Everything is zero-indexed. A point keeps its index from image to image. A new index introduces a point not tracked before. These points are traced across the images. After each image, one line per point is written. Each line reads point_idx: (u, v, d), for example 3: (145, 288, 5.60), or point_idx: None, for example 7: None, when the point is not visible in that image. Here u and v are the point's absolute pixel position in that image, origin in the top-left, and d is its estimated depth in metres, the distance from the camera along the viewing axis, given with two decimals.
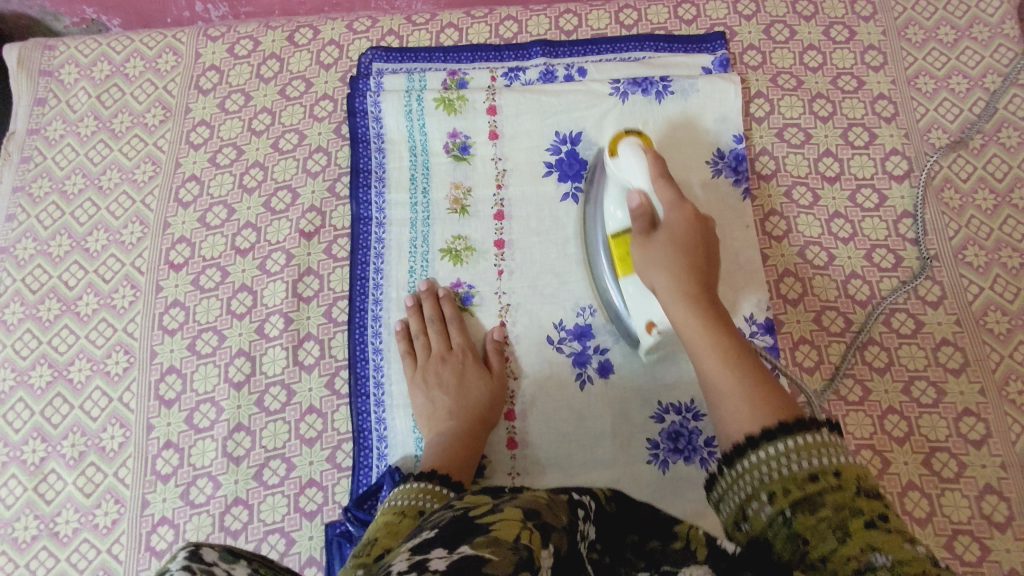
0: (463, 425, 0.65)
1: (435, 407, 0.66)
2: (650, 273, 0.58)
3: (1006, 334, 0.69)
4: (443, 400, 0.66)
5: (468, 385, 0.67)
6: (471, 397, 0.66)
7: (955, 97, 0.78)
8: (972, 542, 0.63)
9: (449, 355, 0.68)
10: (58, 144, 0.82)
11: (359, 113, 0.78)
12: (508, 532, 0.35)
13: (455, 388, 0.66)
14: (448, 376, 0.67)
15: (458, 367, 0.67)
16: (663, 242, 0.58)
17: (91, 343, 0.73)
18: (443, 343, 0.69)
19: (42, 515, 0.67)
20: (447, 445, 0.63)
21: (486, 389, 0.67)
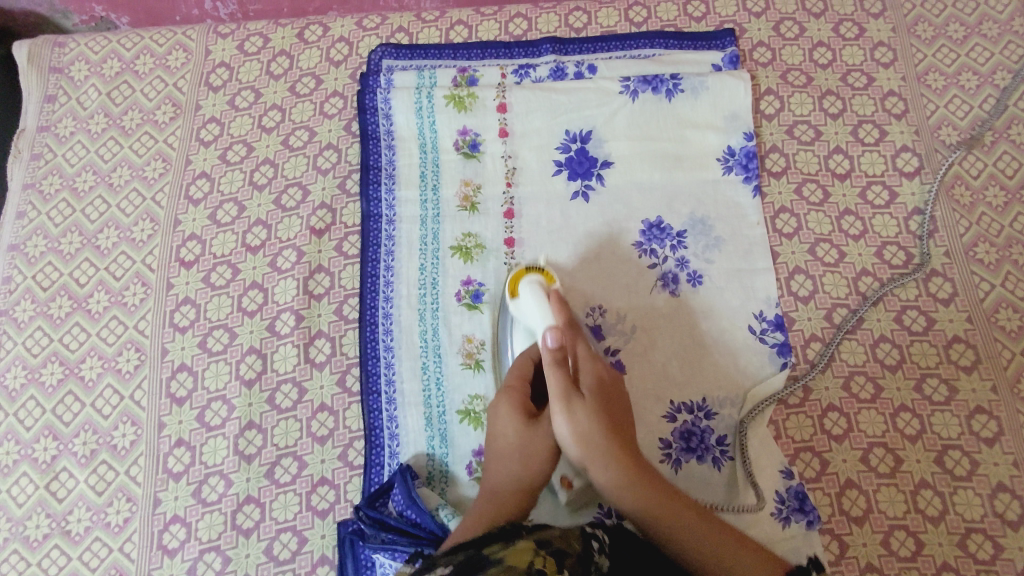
0: (525, 475, 0.56)
1: (498, 446, 0.57)
2: (580, 450, 0.52)
3: (1018, 331, 0.68)
4: (502, 438, 0.57)
5: (532, 430, 0.57)
6: (535, 446, 0.56)
7: (965, 94, 0.78)
8: (985, 540, 0.63)
9: (511, 395, 0.58)
10: (68, 141, 0.82)
11: (370, 109, 0.78)
12: (523, 558, 0.41)
13: (517, 430, 0.57)
14: (509, 416, 0.57)
15: (520, 407, 0.58)
16: (586, 408, 0.53)
17: (102, 341, 0.73)
18: (515, 372, 0.60)
19: (55, 513, 0.67)
20: (501, 497, 0.55)
21: (552, 436, 0.56)
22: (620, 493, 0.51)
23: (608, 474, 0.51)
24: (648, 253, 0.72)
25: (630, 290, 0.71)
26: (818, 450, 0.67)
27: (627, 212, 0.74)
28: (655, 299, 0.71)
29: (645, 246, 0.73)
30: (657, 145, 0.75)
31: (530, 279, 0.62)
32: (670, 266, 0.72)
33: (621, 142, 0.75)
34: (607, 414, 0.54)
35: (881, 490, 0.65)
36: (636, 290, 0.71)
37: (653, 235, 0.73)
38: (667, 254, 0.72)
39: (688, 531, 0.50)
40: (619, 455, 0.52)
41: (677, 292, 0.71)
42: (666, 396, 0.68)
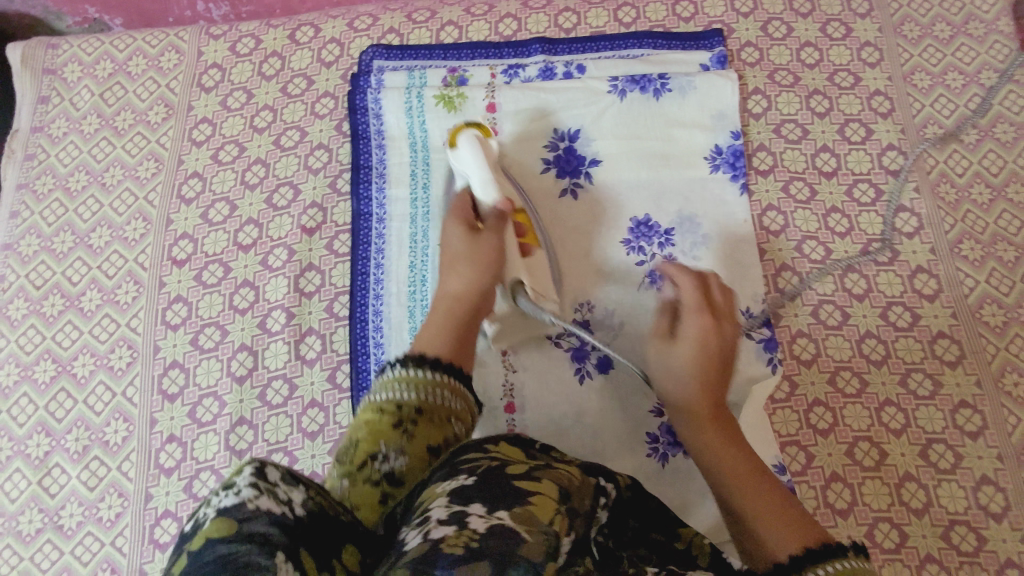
0: (472, 276, 0.61)
1: (447, 260, 0.63)
2: (669, 385, 0.58)
3: (1002, 327, 0.69)
4: (450, 253, 0.63)
5: (474, 239, 0.62)
6: (480, 248, 0.61)
7: (950, 93, 0.79)
8: (970, 533, 0.63)
9: (456, 213, 0.65)
10: (61, 141, 0.83)
11: (360, 109, 0.78)
12: (545, 510, 0.36)
13: (461, 239, 0.62)
14: (455, 229, 0.63)
15: (464, 223, 0.64)
16: (685, 345, 0.58)
17: (94, 338, 0.73)
18: (457, 203, 0.65)
19: (46, 508, 0.68)
20: (454, 298, 0.61)
21: (495, 241, 0.62)
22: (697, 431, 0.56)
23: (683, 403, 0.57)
24: (636, 250, 0.73)
25: (618, 286, 0.72)
26: (804, 444, 0.67)
27: (615, 209, 0.74)
28: (643, 295, 0.71)
29: (633, 243, 0.73)
30: (645, 144, 0.76)
31: (467, 132, 0.67)
32: (657, 263, 0.73)
33: (610, 141, 0.76)
34: (703, 355, 0.57)
35: (866, 483, 0.66)
36: (624, 287, 0.72)
37: (641, 232, 0.73)
38: (655, 250, 0.73)
39: (749, 497, 0.50)
40: (706, 400, 0.56)
41: None
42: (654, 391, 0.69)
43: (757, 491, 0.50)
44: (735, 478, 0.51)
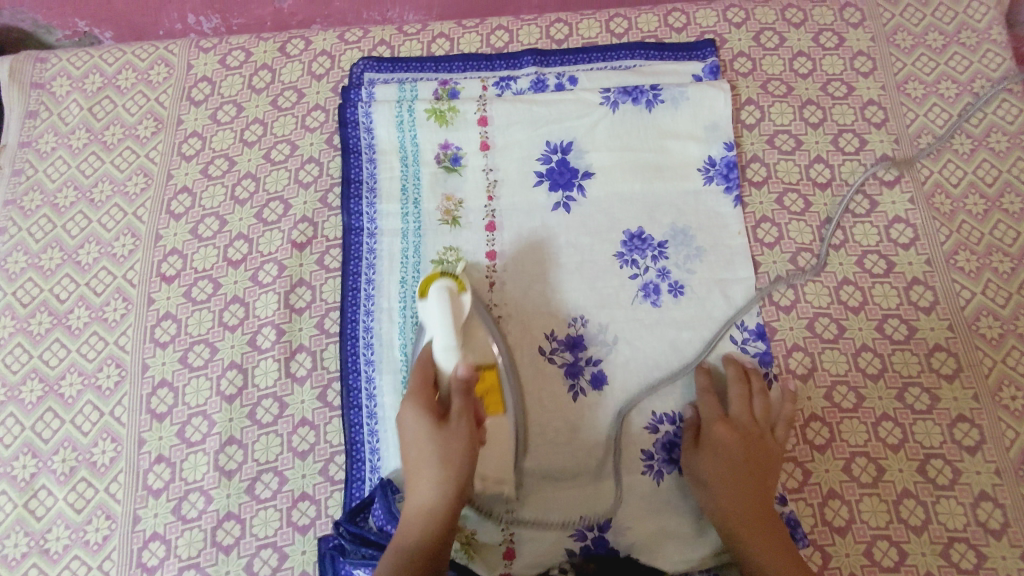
0: (442, 481, 0.58)
1: (415, 464, 0.59)
2: (697, 475, 0.63)
3: (998, 339, 0.69)
4: (417, 448, 0.59)
5: (444, 438, 0.59)
6: (451, 451, 0.58)
7: (944, 102, 0.78)
8: (968, 550, 0.62)
9: (415, 391, 0.60)
10: (49, 157, 0.82)
11: (351, 123, 0.78)
12: None
13: (428, 434, 0.59)
14: (420, 422, 0.59)
15: (428, 413, 0.59)
16: (702, 446, 0.64)
17: (82, 357, 0.73)
18: (417, 378, 0.61)
19: (33, 531, 0.67)
20: (424, 515, 0.57)
21: (466, 428, 0.59)
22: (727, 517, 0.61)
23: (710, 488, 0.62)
24: (629, 263, 0.72)
25: (612, 300, 0.71)
26: (801, 460, 0.67)
27: (608, 222, 0.74)
28: (636, 309, 0.71)
29: (627, 256, 0.72)
30: (638, 156, 0.75)
31: (439, 286, 0.63)
32: (651, 276, 0.72)
33: (603, 153, 0.75)
34: (733, 434, 0.64)
35: (863, 500, 0.65)
36: (618, 301, 0.71)
37: (635, 245, 0.73)
38: (648, 264, 0.72)
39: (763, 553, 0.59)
40: (734, 491, 0.62)
41: (659, 302, 0.71)
42: (648, 407, 0.68)
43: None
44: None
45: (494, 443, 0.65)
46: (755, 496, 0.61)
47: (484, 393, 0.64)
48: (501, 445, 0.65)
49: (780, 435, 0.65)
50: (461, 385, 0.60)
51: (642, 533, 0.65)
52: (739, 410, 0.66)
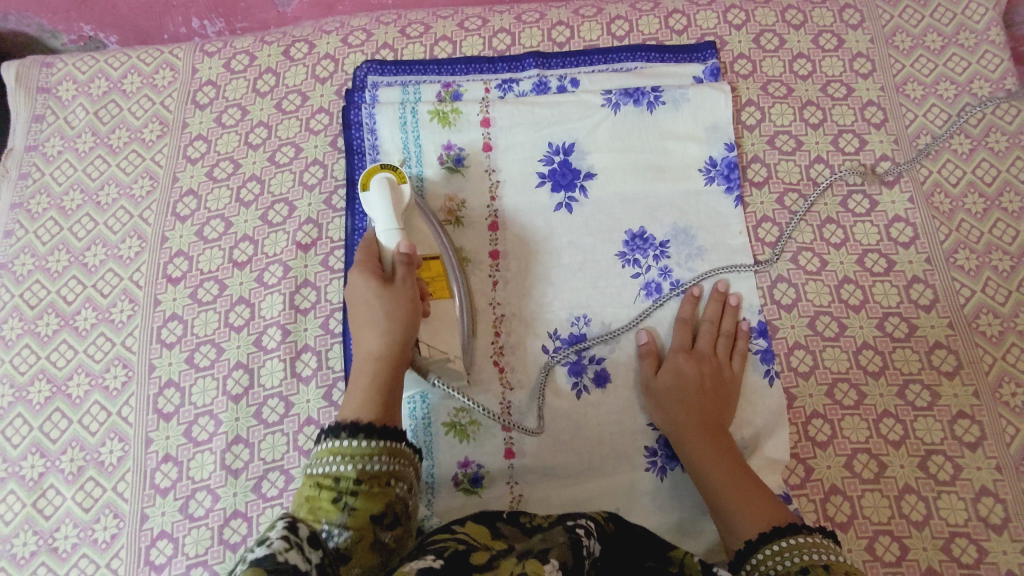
0: (386, 328, 0.58)
1: (360, 319, 0.59)
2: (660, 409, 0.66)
3: (998, 337, 0.69)
4: (365, 313, 0.59)
5: (389, 292, 0.59)
6: (398, 307, 0.59)
7: (943, 103, 0.79)
8: (969, 544, 0.63)
9: (360, 263, 0.62)
10: (56, 160, 0.83)
11: (355, 125, 0.78)
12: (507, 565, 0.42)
13: (374, 289, 0.59)
14: (367, 283, 0.60)
15: (374, 275, 0.61)
16: (669, 381, 0.67)
17: (89, 358, 0.73)
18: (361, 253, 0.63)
19: (41, 530, 0.67)
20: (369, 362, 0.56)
21: (408, 289, 0.60)
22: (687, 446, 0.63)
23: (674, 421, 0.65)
24: (631, 263, 0.73)
25: (614, 299, 0.72)
26: (803, 457, 0.67)
27: (610, 222, 0.74)
28: (639, 308, 0.72)
29: (629, 256, 0.73)
30: (640, 157, 0.76)
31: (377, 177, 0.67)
32: (653, 275, 0.73)
33: (605, 154, 0.76)
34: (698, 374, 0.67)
35: (865, 496, 0.65)
36: (620, 300, 0.72)
37: (637, 245, 0.73)
38: (650, 263, 0.73)
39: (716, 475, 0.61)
40: (695, 421, 0.64)
41: (661, 302, 0.72)
42: None
43: (736, 484, 0.60)
44: (722, 481, 0.60)
45: (441, 321, 0.65)
46: (704, 411, 0.65)
47: (429, 279, 0.66)
48: (447, 328, 0.66)
49: (738, 367, 0.69)
50: (404, 257, 0.62)
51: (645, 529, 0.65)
52: (704, 343, 0.69)
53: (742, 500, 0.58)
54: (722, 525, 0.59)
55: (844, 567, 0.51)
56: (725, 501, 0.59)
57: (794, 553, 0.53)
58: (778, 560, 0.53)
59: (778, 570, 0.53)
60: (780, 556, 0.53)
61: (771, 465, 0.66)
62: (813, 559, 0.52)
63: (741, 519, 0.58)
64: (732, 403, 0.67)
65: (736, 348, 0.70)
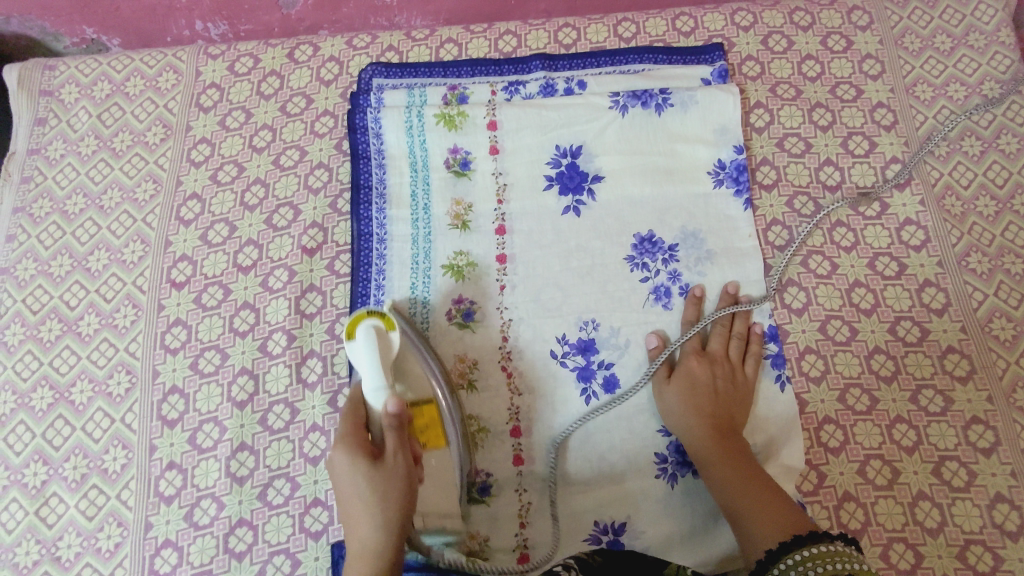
0: (381, 513, 0.52)
1: (349, 505, 0.53)
2: (672, 416, 0.65)
3: (1012, 341, 0.68)
4: (352, 493, 0.53)
5: (381, 474, 0.53)
6: (392, 489, 0.53)
7: (953, 104, 0.78)
8: (985, 552, 0.62)
9: (348, 436, 0.55)
10: (58, 164, 0.82)
11: (360, 129, 0.77)
12: None
13: (362, 469, 0.53)
14: (352, 459, 0.53)
15: (361, 451, 0.54)
16: (681, 385, 0.66)
17: (92, 363, 0.72)
18: (347, 425, 0.56)
19: (44, 539, 0.66)
20: (367, 554, 0.51)
21: (403, 466, 0.54)
22: (701, 453, 0.63)
23: (687, 426, 0.64)
24: (640, 266, 0.72)
25: (623, 303, 0.71)
26: (815, 463, 0.66)
27: (619, 226, 0.74)
28: (648, 313, 0.71)
29: (638, 260, 0.72)
30: (648, 159, 0.75)
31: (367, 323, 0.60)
32: (662, 279, 0.72)
33: (612, 156, 0.75)
34: (709, 379, 0.66)
35: (878, 503, 0.65)
36: (629, 305, 0.71)
37: (645, 249, 0.73)
38: (659, 267, 0.72)
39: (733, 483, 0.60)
40: (708, 427, 0.64)
41: (670, 306, 0.71)
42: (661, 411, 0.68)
43: (747, 489, 0.59)
44: (734, 485, 0.60)
45: (437, 477, 0.61)
46: (716, 414, 0.64)
47: (422, 430, 0.61)
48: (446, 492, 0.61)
49: (752, 370, 0.68)
50: (393, 422, 0.56)
51: (656, 537, 0.64)
52: (716, 346, 0.69)
53: (756, 506, 0.58)
54: (737, 531, 0.59)
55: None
56: (743, 509, 0.58)
57: (815, 564, 0.51)
58: (802, 572, 0.51)
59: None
60: (802, 568, 0.51)
61: (788, 472, 0.65)
62: (837, 568, 0.50)
63: (754, 525, 0.57)
64: (745, 407, 0.66)
65: (748, 351, 0.69)
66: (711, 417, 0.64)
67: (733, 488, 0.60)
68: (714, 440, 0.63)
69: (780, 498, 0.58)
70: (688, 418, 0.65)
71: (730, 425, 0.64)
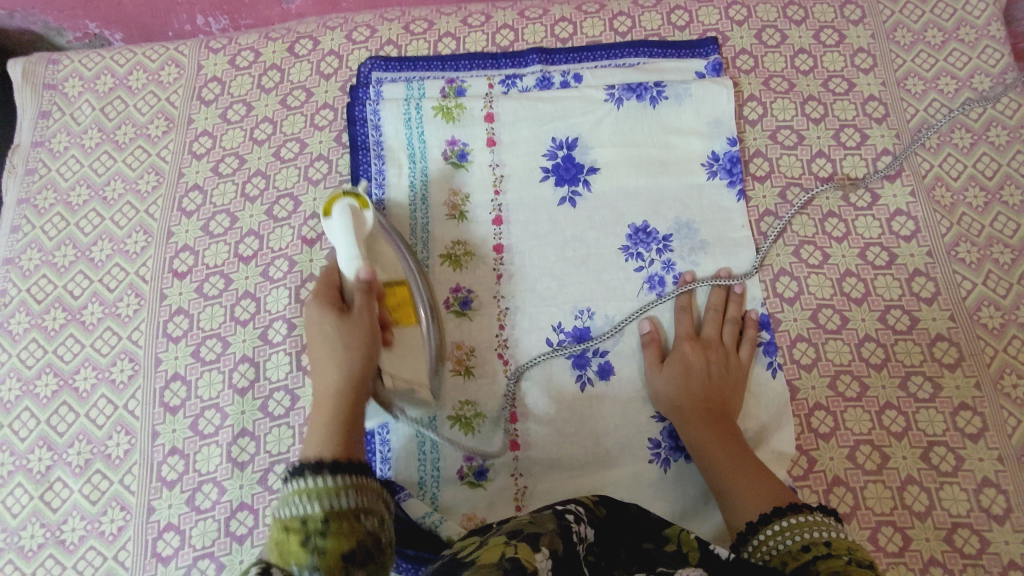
0: (345, 359, 0.54)
1: (319, 356, 0.55)
2: (665, 398, 0.67)
3: (1000, 329, 0.70)
4: (321, 336, 0.56)
5: (346, 320, 0.56)
6: (354, 331, 0.56)
7: (944, 97, 0.80)
8: (972, 535, 0.63)
9: (319, 295, 0.59)
10: (62, 156, 0.83)
11: (359, 121, 0.78)
12: (494, 554, 0.44)
13: (331, 313, 0.56)
14: (322, 313, 0.57)
15: (331, 303, 0.58)
16: (675, 369, 0.68)
17: (96, 352, 0.74)
18: (320, 286, 0.60)
19: (49, 523, 0.68)
20: (328, 398, 0.53)
21: (368, 316, 0.57)
22: (693, 432, 0.64)
23: (680, 407, 0.66)
24: (635, 256, 0.73)
25: (618, 292, 0.72)
26: (806, 449, 0.67)
27: (614, 217, 0.75)
28: (642, 301, 0.72)
29: (632, 249, 0.74)
30: (643, 151, 0.76)
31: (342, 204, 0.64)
32: (656, 269, 0.73)
33: (608, 148, 0.76)
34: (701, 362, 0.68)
35: (868, 487, 0.66)
36: (624, 293, 0.72)
37: (640, 239, 0.74)
38: (653, 257, 0.73)
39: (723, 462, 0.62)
40: (700, 409, 0.65)
41: (664, 294, 0.72)
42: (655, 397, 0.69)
43: (733, 465, 0.61)
44: (722, 462, 0.61)
45: (405, 347, 0.64)
46: (707, 397, 0.66)
47: (394, 309, 0.64)
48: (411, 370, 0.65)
49: (745, 354, 0.69)
50: (362, 284, 0.59)
51: None
52: (710, 330, 0.70)
53: (741, 481, 0.60)
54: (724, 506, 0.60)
55: (844, 543, 0.51)
56: (733, 488, 0.60)
57: (793, 532, 0.53)
58: (780, 540, 0.53)
59: (781, 548, 0.53)
60: (780, 536, 0.53)
61: (779, 458, 0.67)
62: (814, 537, 0.52)
63: (740, 499, 0.59)
64: (738, 389, 0.68)
65: (743, 335, 0.70)
66: (703, 399, 0.66)
67: (723, 467, 0.61)
68: (706, 421, 0.64)
69: (768, 478, 0.60)
70: (681, 400, 0.66)
71: (721, 405, 0.66)
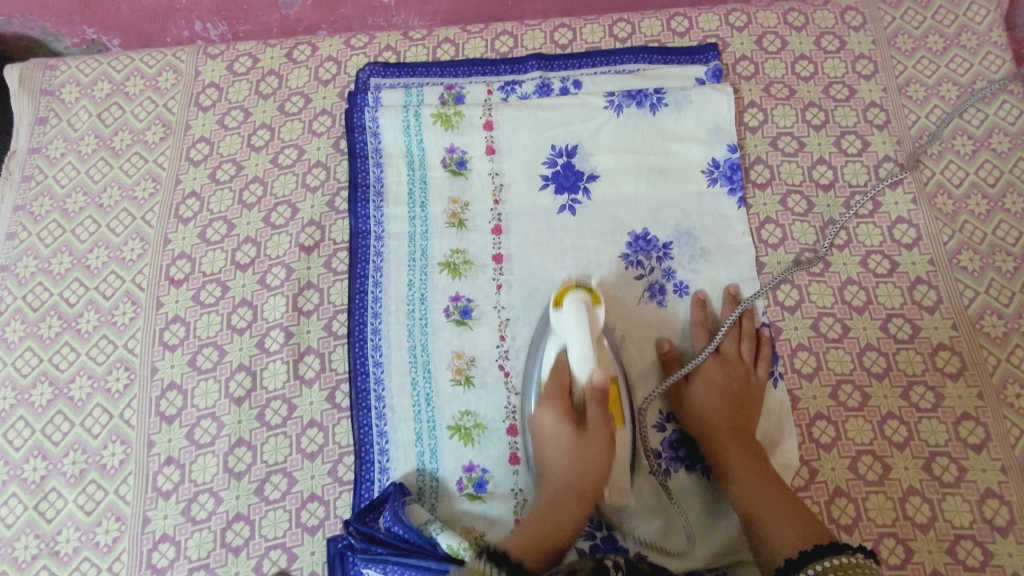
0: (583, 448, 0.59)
1: (545, 445, 0.61)
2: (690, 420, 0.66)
3: (1003, 338, 0.69)
4: (551, 433, 0.60)
5: (583, 444, 0.59)
6: (590, 459, 0.59)
7: (945, 104, 0.79)
8: (975, 547, 0.63)
9: (552, 397, 0.61)
10: (59, 162, 0.83)
11: (357, 128, 0.78)
12: None
13: (569, 438, 0.59)
14: (558, 428, 0.60)
15: (567, 417, 0.60)
16: (699, 392, 0.67)
17: (92, 360, 0.73)
18: (554, 385, 0.61)
19: (43, 533, 0.67)
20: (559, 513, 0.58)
21: (605, 435, 0.59)
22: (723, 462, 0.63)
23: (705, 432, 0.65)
24: (635, 264, 0.73)
25: (618, 300, 0.72)
26: (808, 459, 0.67)
27: (614, 225, 0.74)
28: (643, 309, 0.72)
29: (632, 257, 0.73)
30: (643, 158, 0.76)
31: (575, 293, 0.61)
32: (657, 277, 0.73)
33: (607, 156, 0.76)
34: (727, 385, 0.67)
35: (870, 498, 0.65)
36: (624, 301, 0.72)
37: (640, 246, 0.73)
38: (654, 264, 0.73)
39: (751, 488, 0.61)
40: (727, 433, 0.64)
41: (665, 302, 0.72)
42: (655, 405, 0.69)
43: (763, 494, 0.60)
44: (751, 491, 0.60)
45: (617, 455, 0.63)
46: (732, 416, 0.65)
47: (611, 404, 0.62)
48: (621, 462, 0.63)
49: (763, 371, 0.69)
50: (596, 394, 0.59)
51: (651, 532, 0.65)
52: (728, 346, 0.70)
53: (775, 513, 0.58)
54: (753, 533, 0.59)
55: None
56: (767, 519, 0.58)
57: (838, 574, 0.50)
58: None
59: None
60: None
61: (782, 470, 0.66)
62: None
63: (771, 530, 0.57)
64: (757, 408, 0.67)
65: (760, 353, 0.70)
66: (728, 422, 0.65)
67: (753, 494, 0.60)
68: (735, 447, 0.63)
69: (802, 509, 0.59)
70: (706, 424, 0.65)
71: (745, 429, 0.65)
